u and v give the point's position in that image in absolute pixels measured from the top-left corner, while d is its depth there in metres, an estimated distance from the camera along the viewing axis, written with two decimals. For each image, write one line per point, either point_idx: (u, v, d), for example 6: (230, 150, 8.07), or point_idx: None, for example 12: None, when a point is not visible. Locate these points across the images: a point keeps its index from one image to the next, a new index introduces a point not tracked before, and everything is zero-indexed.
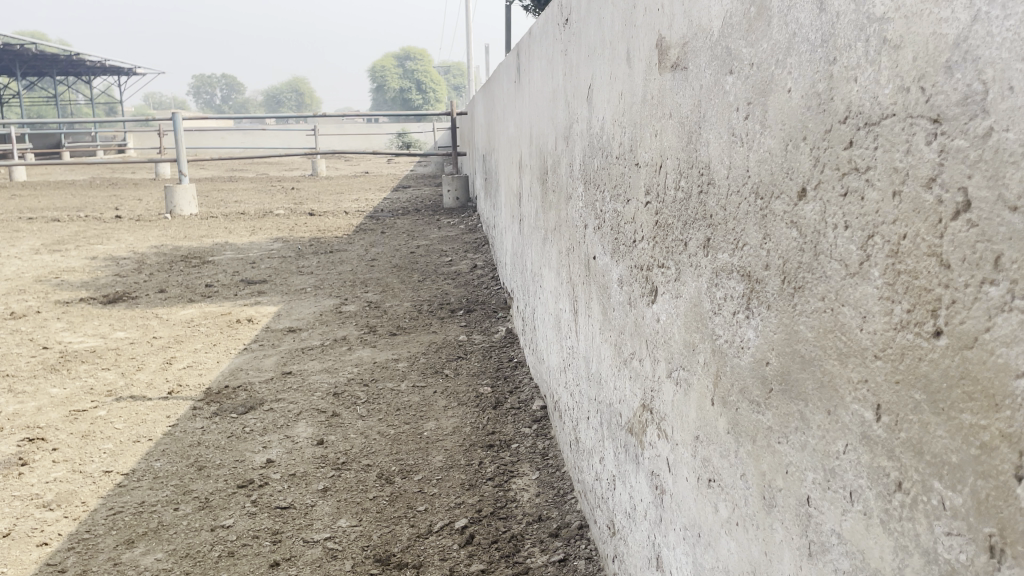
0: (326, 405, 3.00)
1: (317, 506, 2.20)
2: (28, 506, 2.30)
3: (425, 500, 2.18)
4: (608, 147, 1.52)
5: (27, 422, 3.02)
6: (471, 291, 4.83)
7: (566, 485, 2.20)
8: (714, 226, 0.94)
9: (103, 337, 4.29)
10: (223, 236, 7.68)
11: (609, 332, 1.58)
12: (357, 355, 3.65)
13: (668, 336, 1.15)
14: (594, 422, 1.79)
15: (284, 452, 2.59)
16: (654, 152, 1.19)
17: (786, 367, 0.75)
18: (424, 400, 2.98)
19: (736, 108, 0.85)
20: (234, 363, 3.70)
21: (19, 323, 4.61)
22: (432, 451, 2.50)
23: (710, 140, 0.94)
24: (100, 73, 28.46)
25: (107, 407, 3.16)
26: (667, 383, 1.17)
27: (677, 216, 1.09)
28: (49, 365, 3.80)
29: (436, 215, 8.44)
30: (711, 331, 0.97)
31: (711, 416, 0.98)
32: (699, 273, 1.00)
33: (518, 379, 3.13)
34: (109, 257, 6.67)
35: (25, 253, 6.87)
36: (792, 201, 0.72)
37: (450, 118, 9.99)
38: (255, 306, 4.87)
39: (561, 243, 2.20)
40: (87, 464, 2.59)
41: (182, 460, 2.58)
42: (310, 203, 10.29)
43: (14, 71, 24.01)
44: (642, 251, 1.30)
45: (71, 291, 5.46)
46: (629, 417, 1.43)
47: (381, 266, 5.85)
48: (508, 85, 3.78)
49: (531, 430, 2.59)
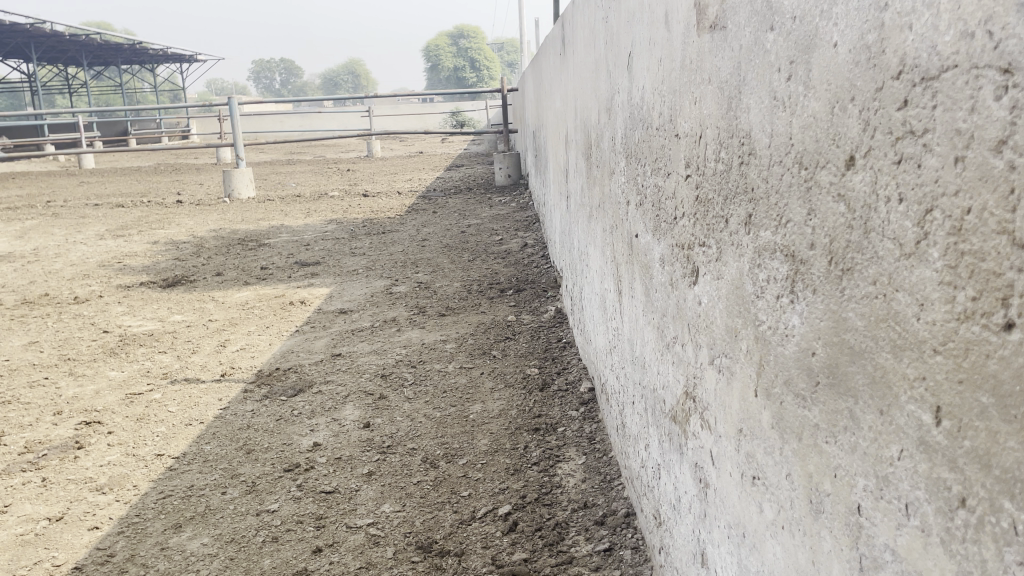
0: (373, 387, 2.99)
1: (361, 490, 2.18)
2: (81, 490, 2.34)
3: (469, 485, 2.14)
4: (649, 117, 1.43)
5: (86, 405, 3.08)
6: (521, 270, 4.77)
7: (613, 470, 2.13)
8: (756, 199, 0.85)
9: (161, 320, 4.37)
10: (279, 218, 7.77)
11: (652, 314, 1.50)
12: (406, 336, 3.64)
13: (710, 320, 1.07)
14: (639, 407, 1.72)
15: (330, 435, 2.58)
16: (694, 121, 1.10)
17: (834, 359, 0.67)
18: (471, 381, 2.94)
19: (778, 69, 0.76)
20: (286, 345, 3.73)
21: (82, 307, 4.73)
22: (478, 434, 2.46)
23: (751, 105, 0.85)
24: (163, 60, 29.11)
25: (161, 390, 3.21)
26: (709, 370, 1.09)
27: (718, 190, 1.00)
28: (109, 348, 3.88)
29: (487, 194, 8.39)
30: (754, 316, 0.88)
31: (755, 408, 0.89)
32: (742, 253, 0.91)
33: (567, 360, 3.06)
34: (169, 241, 6.82)
35: (90, 239, 7.06)
36: (839, 171, 0.64)
37: (501, 95, 9.91)
38: (308, 287, 4.90)
39: (606, 221, 2.12)
40: (140, 447, 2.63)
41: (232, 443, 2.59)
42: (365, 183, 10.35)
43: (82, 62, 24.75)
44: (683, 228, 1.21)
45: (132, 275, 5.58)
46: (673, 405, 1.35)
47: (432, 245, 5.84)
48: (554, 58, 3.68)
49: (578, 413, 2.53)
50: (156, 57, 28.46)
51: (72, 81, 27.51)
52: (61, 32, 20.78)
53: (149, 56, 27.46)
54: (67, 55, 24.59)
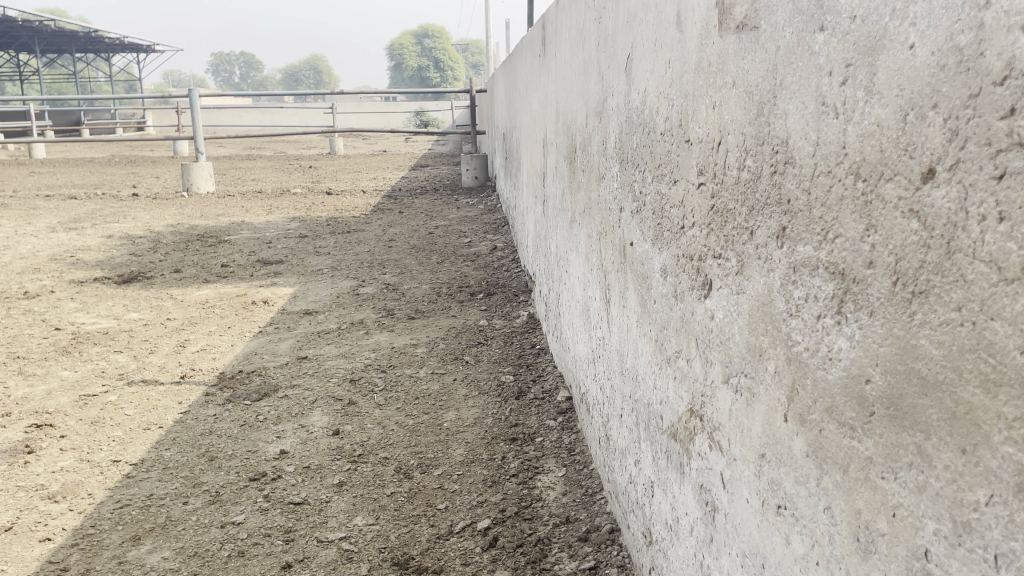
0: (342, 392, 2.89)
1: (332, 502, 2.09)
2: (32, 498, 2.21)
3: (445, 497, 2.06)
4: (652, 121, 1.38)
5: (36, 407, 2.93)
6: (491, 274, 4.70)
7: (595, 483, 2.07)
8: (792, 211, 0.80)
9: (117, 318, 4.20)
10: (240, 215, 7.58)
11: (649, 326, 1.45)
12: (374, 340, 3.54)
13: (725, 336, 1.02)
14: (628, 420, 1.67)
15: (298, 443, 2.48)
16: (711, 126, 1.05)
17: (895, 388, 0.62)
18: (444, 388, 2.87)
19: (828, 72, 0.71)
20: (248, 346, 3.60)
21: (32, 303, 4.53)
22: (452, 443, 2.38)
23: (789, 110, 0.80)
24: (119, 49, 28.39)
25: (117, 392, 3.07)
26: (723, 389, 1.04)
27: (740, 200, 0.95)
28: (61, 347, 3.71)
29: (454, 196, 8.30)
30: (784, 335, 0.83)
31: (783, 433, 0.84)
32: (771, 268, 0.86)
33: (542, 368, 3.00)
34: (124, 236, 6.59)
35: (40, 231, 6.79)
36: (911, 185, 0.59)
37: (469, 95, 9.83)
38: (271, 287, 4.76)
39: (592, 227, 2.06)
40: (95, 453, 2.50)
41: (194, 450, 2.48)
42: (328, 181, 10.18)
43: (35, 48, 24.03)
44: (692, 239, 1.16)
45: (86, 270, 5.37)
46: (673, 421, 1.30)
47: (399, 246, 5.73)
48: (531, 59, 3.62)
49: (556, 422, 2.47)
50: (112, 46, 27.76)
51: (24, 67, 26.69)
52: (12, 17, 20.12)
53: (105, 44, 26.77)
54: (19, 41, 23.83)
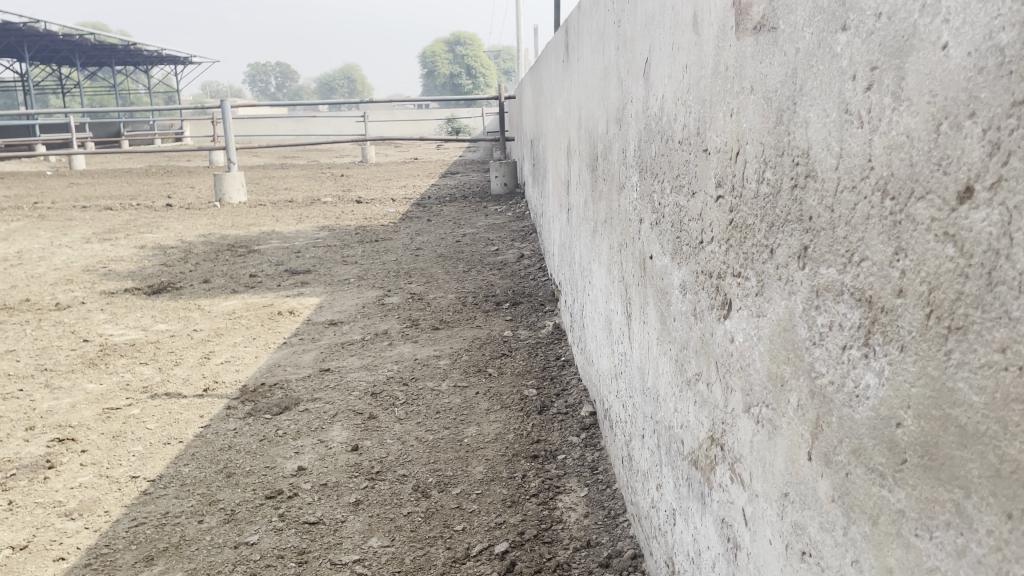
0: (363, 406, 2.85)
1: (348, 521, 2.04)
2: (49, 515, 2.19)
3: (463, 518, 2.00)
4: (669, 129, 1.31)
5: (60, 421, 2.93)
6: (518, 283, 4.65)
7: (617, 504, 2.00)
8: (813, 230, 0.73)
9: (144, 329, 4.22)
10: (270, 224, 7.62)
11: (669, 345, 1.37)
12: (398, 351, 3.50)
13: (745, 361, 0.95)
14: (650, 442, 1.59)
15: (316, 459, 2.43)
16: (729, 135, 0.98)
17: (930, 434, 0.55)
18: (466, 401, 2.81)
19: (851, 77, 0.64)
20: (273, 358, 3.58)
21: (63, 314, 4.57)
22: (472, 460, 2.32)
23: (809, 118, 0.73)
24: (157, 62, 28.89)
25: (140, 405, 3.06)
26: (744, 419, 0.96)
27: (760, 215, 0.88)
28: (88, 358, 3.72)
29: (483, 203, 8.26)
30: (807, 365, 0.76)
31: (806, 473, 0.77)
32: (792, 290, 0.79)
33: (566, 381, 2.93)
34: (157, 246, 6.66)
35: (75, 242, 6.89)
36: (946, 205, 0.52)
37: (498, 102, 9.81)
38: (298, 297, 4.76)
39: (613, 238, 1.99)
40: (114, 468, 2.48)
41: (212, 466, 2.45)
42: (358, 189, 10.21)
43: (76, 62, 24.57)
44: (711, 255, 1.09)
45: (117, 281, 5.42)
46: (694, 447, 1.22)
47: (426, 255, 5.70)
48: (556, 65, 3.55)
49: (579, 439, 2.40)
50: (151, 59, 28.32)
51: (65, 80, 27.29)
52: (53, 33, 20.59)
53: (144, 57, 27.30)
54: (60, 55, 24.37)
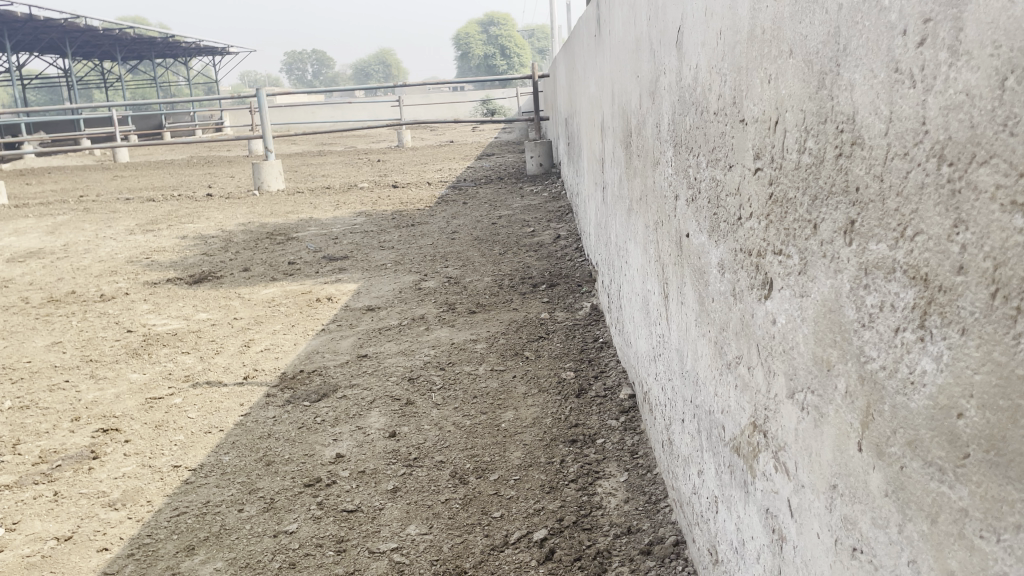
0: (400, 391, 2.84)
1: (386, 509, 2.03)
2: (93, 506, 2.22)
3: (501, 505, 1.97)
4: (704, 100, 1.25)
5: (104, 411, 2.97)
6: (555, 264, 4.60)
7: (659, 490, 1.95)
8: (861, 202, 0.67)
9: (186, 318, 4.26)
10: (308, 211, 7.67)
11: (708, 327, 1.32)
12: (435, 336, 3.48)
13: (788, 344, 0.89)
14: (691, 426, 1.54)
15: (354, 446, 2.43)
16: (767, 103, 0.92)
17: (998, 427, 0.49)
18: (503, 386, 2.78)
19: (901, 32, 0.58)
20: (311, 345, 3.59)
21: (108, 305, 4.65)
22: (510, 446, 2.29)
23: (855, 81, 0.67)
24: (196, 53, 29.24)
25: (182, 395, 3.09)
26: (787, 405, 0.91)
27: (801, 187, 0.82)
28: (132, 349, 3.78)
29: (519, 184, 8.21)
30: (856, 348, 0.70)
31: (857, 465, 0.71)
32: (838, 268, 0.73)
33: (604, 363, 2.89)
34: (198, 236, 6.74)
35: (120, 234, 7.01)
36: (1013, 170, 0.46)
37: (533, 81, 9.72)
38: (335, 283, 4.76)
39: (649, 216, 1.93)
40: (156, 458, 2.51)
41: (252, 454, 2.45)
42: (395, 174, 10.22)
43: (118, 56, 25.00)
44: (750, 232, 1.03)
45: (160, 271, 5.49)
46: (736, 433, 1.17)
47: (462, 238, 5.67)
48: (588, 40, 3.48)
49: (618, 422, 2.36)
50: (189, 52, 28.68)
51: (108, 75, 27.80)
52: (95, 28, 20.96)
53: (183, 49, 27.67)
54: (102, 50, 24.80)
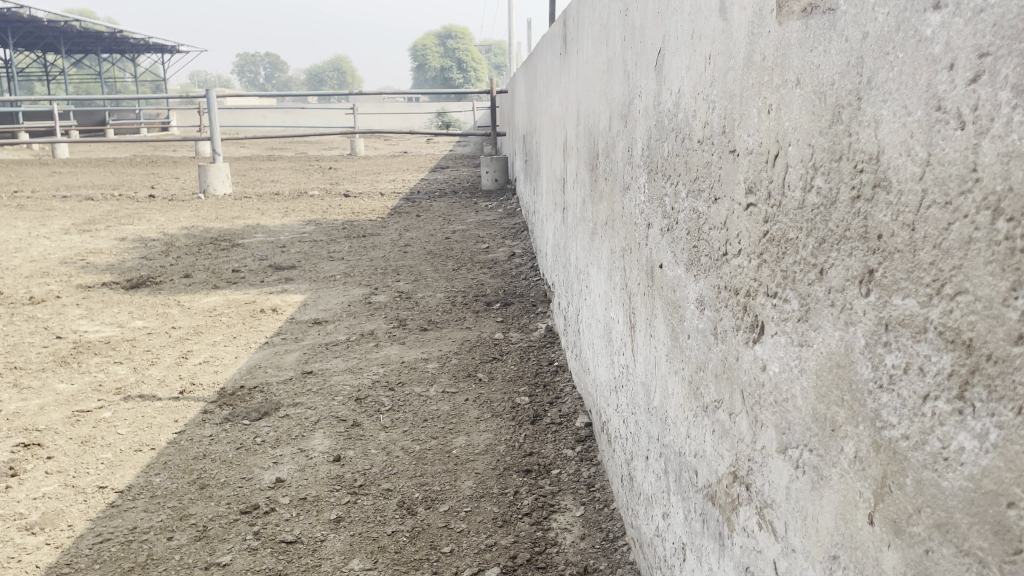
0: (347, 412, 2.71)
1: (328, 541, 1.91)
2: (8, 529, 2.05)
3: (451, 539, 1.88)
4: (686, 127, 1.19)
5: (26, 424, 2.78)
6: (509, 282, 4.52)
7: (616, 526, 1.88)
8: (883, 251, 0.61)
9: (121, 326, 4.06)
10: (255, 217, 7.45)
11: (681, 364, 1.25)
12: (384, 353, 3.36)
13: (781, 394, 0.83)
14: (655, 464, 1.47)
15: (295, 470, 2.30)
16: (765, 134, 0.85)
17: None
18: (455, 409, 2.68)
19: (948, 67, 0.52)
20: (253, 359, 3.43)
21: (36, 309, 4.41)
22: (461, 474, 2.20)
23: (882, 119, 0.60)
24: (145, 50, 28.51)
25: (112, 408, 2.91)
26: (778, 461, 0.84)
27: (805, 228, 0.76)
28: (61, 356, 3.57)
29: (474, 199, 8.13)
30: (869, 411, 0.64)
31: (867, 539, 0.65)
32: (849, 320, 0.67)
33: (559, 388, 2.81)
34: (138, 238, 6.48)
35: (54, 233, 6.71)
36: None
37: (491, 96, 9.67)
38: (281, 294, 4.60)
39: (615, 242, 1.87)
40: (81, 477, 2.34)
41: (185, 476, 2.31)
42: (347, 183, 10.05)
43: (62, 48, 24.22)
44: (737, 270, 0.96)
45: (96, 274, 5.25)
46: (711, 480, 1.10)
47: (415, 252, 5.56)
48: (552, 58, 3.43)
49: (574, 452, 2.28)
50: (138, 48, 28.02)
51: (50, 68, 26.88)
52: (39, 19, 20.24)
53: (131, 45, 26.98)
54: (44, 41, 24.02)
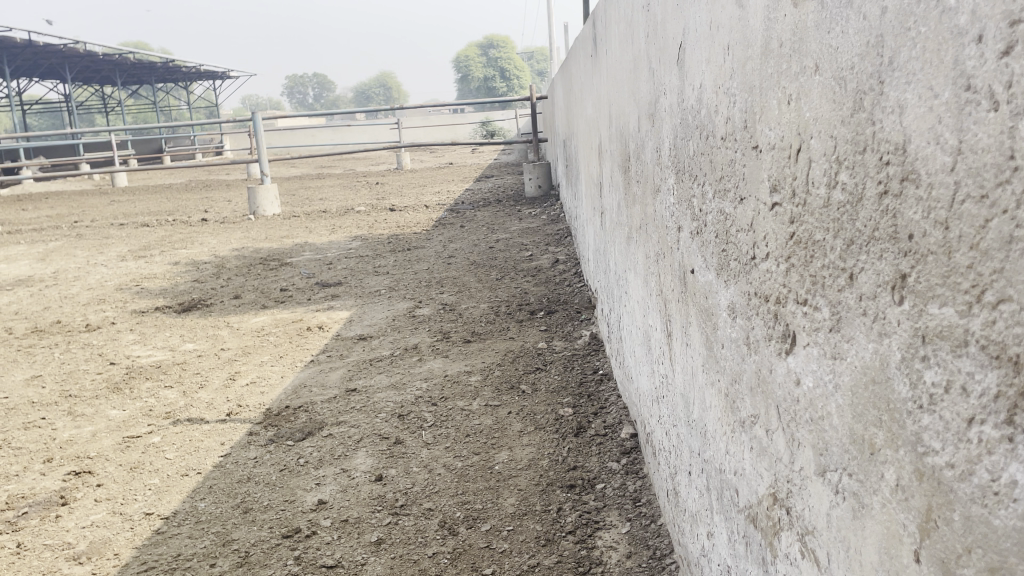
0: (389, 429, 2.68)
1: (368, 564, 1.88)
2: (57, 560, 2.07)
3: (492, 560, 1.82)
4: (709, 124, 1.12)
5: (78, 451, 2.82)
6: (553, 290, 4.46)
7: (664, 544, 1.81)
8: (915, 253, 0.54)
9: (172, 349, 4.12)
10: (303, 236, 7.54)
11: (717, 375, 1.18)
12: (427, 368, 3.33)
13: (817, 413, 0.75)
14: (699, 479, 1.39)
15: (337, 491, 2.27)
16: (786, 127, 0.78)
17: None
18: (498, 423, 2.63)
19: (977, 37, 0.45)
20: (298, 378, 3.44)
21: (92, 336, 4.50)
22: (504, 491, 2.14)
23: (907, 104, 0.53)
24: (196, 77, 29.29)
25: (161, 433, 2.94)
26: (817, 485, 0.77)
27: (832, 229, 0.68)
28: (113, 382, 3.63)
29: (518, 206, 8.09)
30: (909, 434, 0.56)
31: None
32: (883, 331, 0.59)
33: (604, 398, 2.74)
34: (190, 262, 6.61)
35: (111, 260, 6.88)
36: None
37: (532, 102, 9.63)
38: (328, 311, 4.62)
39: (650, 246, 1.80)
40: (129, 504, 2.36)
41: (229, 500, 2.30)
42: (393, 197, 10.11)
43: (117, 81, 25.03)
44: (767, 275, 0.89)
45: (149, 299, 5.35)
46: (752, 501, 1.02)
47: (459, 263, 5.53)
48: (584, 61, 3.36)
49: (620, 465, 2.21)
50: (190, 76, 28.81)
51: (108, 100, 27.84)
52: (95, 54, 20.96)
53: (183, 74, 27.77)
54: (101, 75, 24.87)
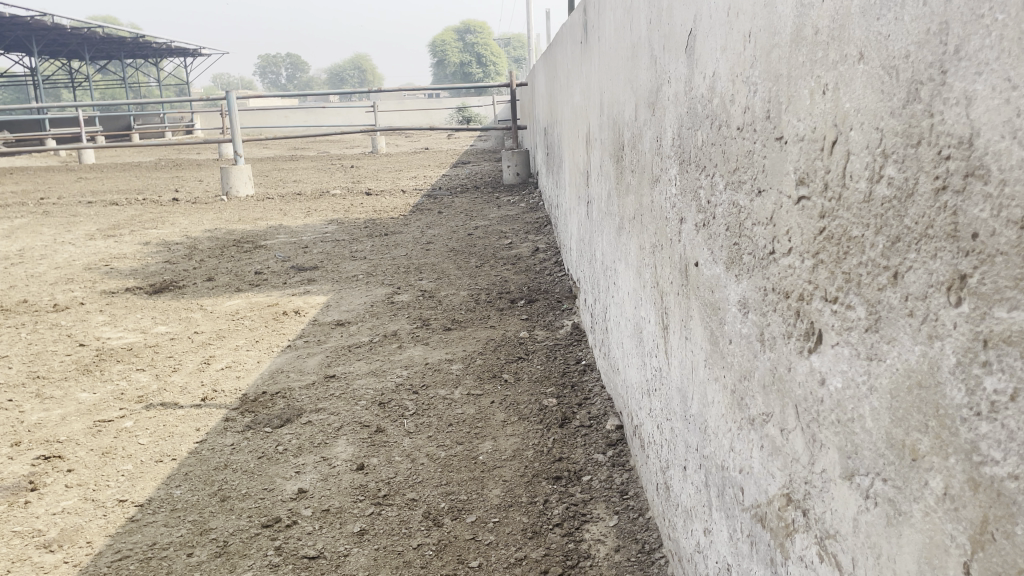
0: (369, 417, 2.64)
1: (351, 556, 1.84)
2: (26, 547, 2.01)
3: (478, 552, 1.79)
4: (723, 113, 1.09)
5: (47, 435, 2.74)
6: (533, 278, 4.43)
7: (652, 538, 1.79)
8: (980, 252, 0.51)
9: (143, 332, 4.02)
10: (277, 218, 7.41)
11: (722, 370, 1.16)
12: (407, 355, 3.28)
13: (845, 413, 0.73)
14: (695, 473, 1.37)
15: (318, 480, 2.23)
16: (819, 118, 0.75)
17: None
18: (480, 412, 2.60)
19: None
20: (275, 363, 3.37)
21: (60, 317, 4.38)
22: (488, 482, 2.11)
23: (978, 95, 0.50)
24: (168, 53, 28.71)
25: (133, 417, 2.86)
26: (843, 488, 0.74)
27: (872, 225, 0.66)
28: (83, 365, 3.53)
29: (496, 194, 8.02)
30: (962, 442, 0.54)
31: None
32: (935, 332, 0.57)
33: (588, 389, 2.72)
34: (161, 242, 6.46)
35: (79, 239, 6.72)
36: None
37: (511, 89, 9.56)
38: (304, 296, 4.54)
39: (644, 236, 1.77)
40: (101, 490, 2.29)
41: (206, 488, 2.24)
42: (368, 181, 9.98)
43: (86, 55, 24.44)
44: (788, 271, 0.86)
45: (119, 280, 5.23)
46: (760, 500, 1.00)
47: (437, 250, 5.47)
48: (572, 47, 3.31)
49: (606, 457, 2.19)
50: (161, 52, 28.22)
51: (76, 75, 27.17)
52: (63, 27, 20.43)
53: (154, 50, 27.20)
54: (69, 49, 24.26)
